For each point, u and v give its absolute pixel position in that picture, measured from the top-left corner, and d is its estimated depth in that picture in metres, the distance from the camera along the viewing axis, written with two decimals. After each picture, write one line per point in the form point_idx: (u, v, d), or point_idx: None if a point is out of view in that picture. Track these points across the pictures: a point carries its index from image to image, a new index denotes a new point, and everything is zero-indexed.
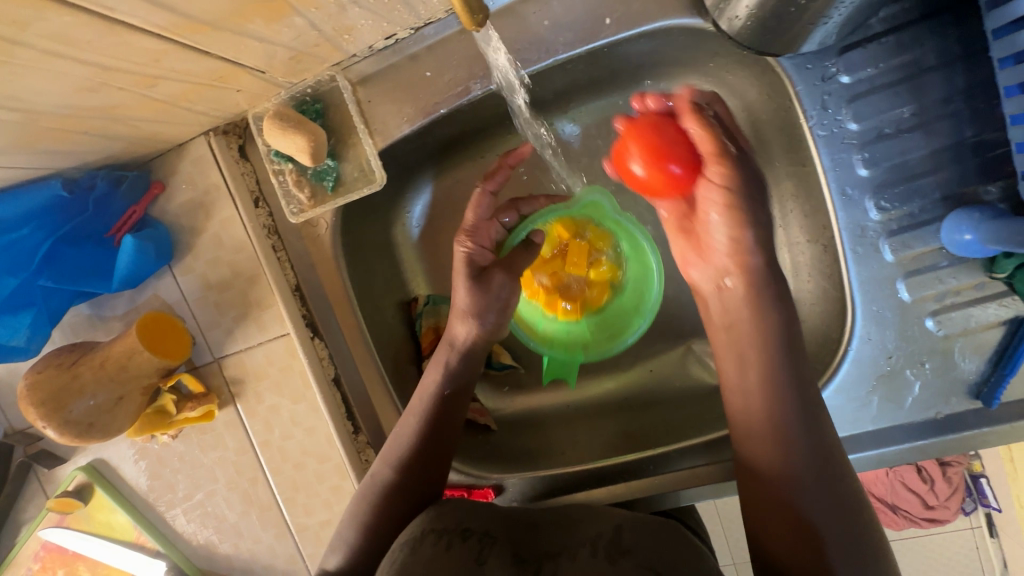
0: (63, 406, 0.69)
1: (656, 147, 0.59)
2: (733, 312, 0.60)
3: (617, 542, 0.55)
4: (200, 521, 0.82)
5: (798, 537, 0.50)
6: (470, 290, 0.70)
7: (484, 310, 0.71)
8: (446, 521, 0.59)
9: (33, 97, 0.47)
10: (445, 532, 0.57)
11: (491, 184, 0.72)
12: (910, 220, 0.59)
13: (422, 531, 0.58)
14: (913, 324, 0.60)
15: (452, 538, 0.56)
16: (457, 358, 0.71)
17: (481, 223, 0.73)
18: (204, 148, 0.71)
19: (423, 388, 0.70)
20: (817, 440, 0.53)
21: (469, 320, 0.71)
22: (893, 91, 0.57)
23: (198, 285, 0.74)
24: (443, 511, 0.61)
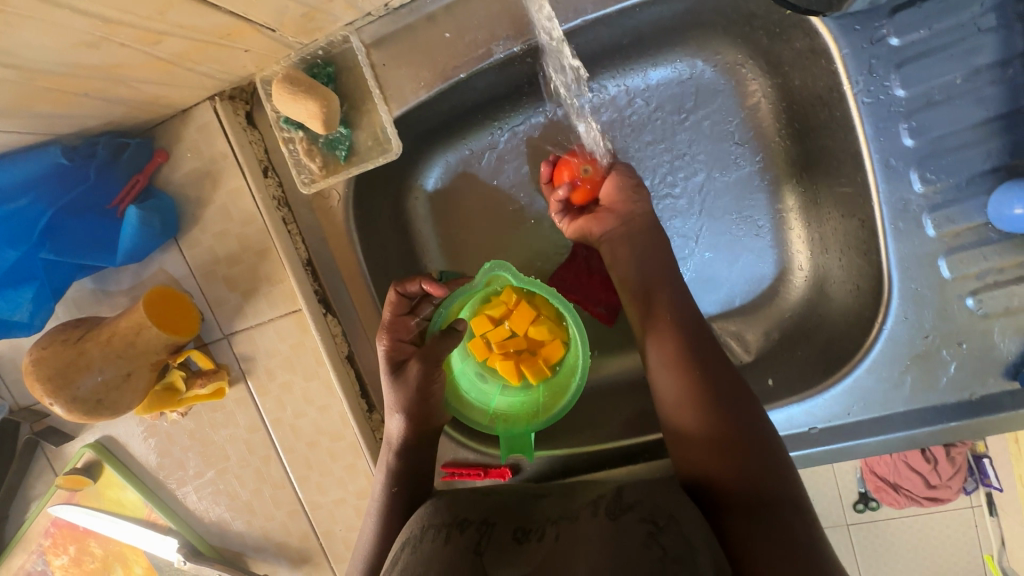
0: (70, 382, 0.66)
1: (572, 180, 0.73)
2: (661, 294, 0.64)
3: (619, 500, 0.52)
4: (212, 498, 0.81)
5: (749, 481, 0.52)
6: (392, 388, 0.68)
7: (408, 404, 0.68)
8: (443, 515, 0.56)
9: (29, 52, 0.43)
10: (444, 525, 0.55)
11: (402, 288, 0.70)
12: (955, 193, 0.56)
13: (420, 529, 0.55)
14: (952, 302, 0.58)
15: (451, 530, 0.53)
16: (393, 455, 0.68)
17: (399, 320, 0.71)
18: (210, 114, 0.67)
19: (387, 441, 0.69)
20: (740, 396, 0.57)
21: (395, 416, 0.68)
22: (947, 54, 0.54)
23: (206, 258, 0.71)
24: (441, 505, 0.58)
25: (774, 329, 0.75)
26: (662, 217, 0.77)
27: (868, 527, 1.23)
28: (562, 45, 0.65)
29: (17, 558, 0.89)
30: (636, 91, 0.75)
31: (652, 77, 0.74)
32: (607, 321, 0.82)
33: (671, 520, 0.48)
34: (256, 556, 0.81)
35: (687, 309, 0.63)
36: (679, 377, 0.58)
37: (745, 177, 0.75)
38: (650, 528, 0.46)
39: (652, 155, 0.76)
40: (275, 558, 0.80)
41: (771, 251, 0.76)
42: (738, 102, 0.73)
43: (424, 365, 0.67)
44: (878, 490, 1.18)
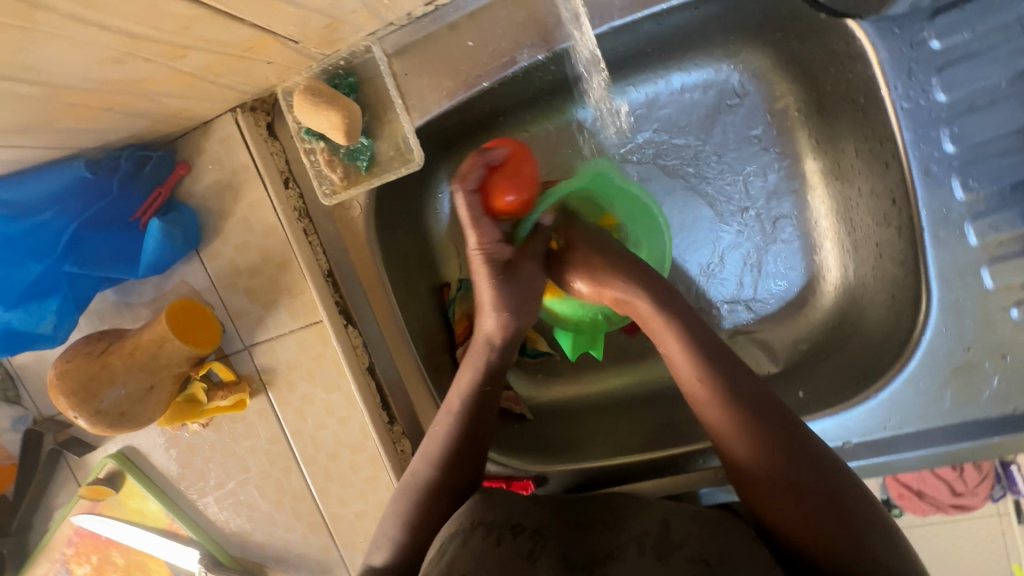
0: (94, 395, 0.66)
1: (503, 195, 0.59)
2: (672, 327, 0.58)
3: (666, 537, 0.51)
4: (233, 509, 0.81)
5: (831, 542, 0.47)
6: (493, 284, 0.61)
7: (513, 302, 0.62)
8: (494, 513, 0.54)
9: (56, 68, 0.43)
10: (496, 524, 0.53)
11: (468, 182, 0.57)
12: (1000, 201, 0.54)
13: (470, 522, 0.53)
14: (995, 314, 0.56)
15: (502, 533, 0.52)
16: (497, 353, 0.64)
17: (482, 221, 0.59)
18: (231, 126, 0.67)
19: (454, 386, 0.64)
20: (802, 440, 0.51)
21: (500, 314, 0.62)
22: (991, 57, 0.51)
23: (227, 269, 0.71)
24: (492, 499, 0.56)
25: (802, 339, 0.73)
26: (711, 224, 0.76)
27: None
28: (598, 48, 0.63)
29: (40, 567, 0.89)
30: (661, 97, 0.74)
31: (676, 82, 0.73)
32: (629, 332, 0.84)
33: (723, 560, 0.47)
34: (276, 567, 0.81)
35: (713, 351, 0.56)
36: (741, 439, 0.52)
37: (771, 184, 0.74)
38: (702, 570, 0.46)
39: (679, 163, 0.75)
40: (295, 569, 0.80)
41: (798, 259, 0.74)
42: (763, 109, 0.72)
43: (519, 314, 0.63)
44: (901, 497, 1.14)
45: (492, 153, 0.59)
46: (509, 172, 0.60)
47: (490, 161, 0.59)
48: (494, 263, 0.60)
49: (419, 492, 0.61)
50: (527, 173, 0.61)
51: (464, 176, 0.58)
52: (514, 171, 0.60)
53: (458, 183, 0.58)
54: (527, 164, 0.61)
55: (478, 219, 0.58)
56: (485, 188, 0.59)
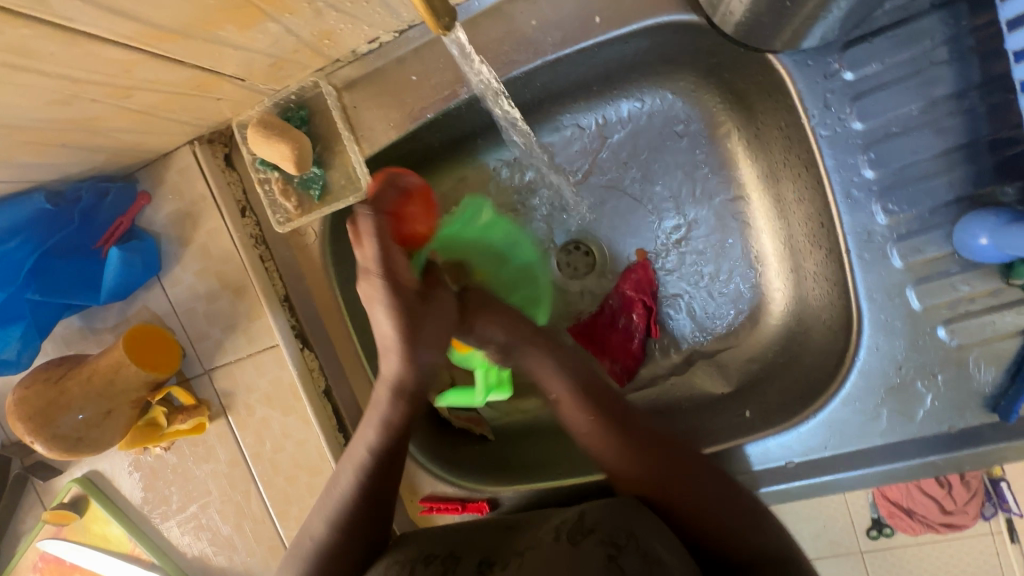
0: (51, 420, 0.67)
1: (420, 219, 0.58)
2: (549, 367, 0.62)
3: (580, 524, 0.51)
4: (195, 533, 0.81)
5: (693, 519, 0.53)
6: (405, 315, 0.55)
7: (421, 331, 0.55)
8: (410, 550, 0.56)
9: (2, 110, 0.46)
10: (409, 560, 0.55)
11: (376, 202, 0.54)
12: (919, 223, 0.56)
13: (387, 564, 0.55)
14: (924, 333, 0.57)
15: (415, 564, 0.54)
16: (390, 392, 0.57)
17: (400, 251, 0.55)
18: (190, 158, 0.69)
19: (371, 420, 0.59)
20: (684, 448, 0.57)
21: (403, 341, 0.54)
22: (901, 87, 0.54)
23: (187, 295, 0.73)
24: (406, 539, 0.58)
25: (753, 359, 0.74)
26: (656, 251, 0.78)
27: (882, 554, 1.17)
28: (505, 93, 0.66)
29: None
30: (606, 126, 0.77)
31: (623, 109, 0.75)
32: (618, 379, 0.79)
33: (631, 538, 0.48)
34: None
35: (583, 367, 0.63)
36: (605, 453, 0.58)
37: (716, 208, 0.76)
38: (610, 550, 0.46)
39: (626, 190, 0.78)
40: None
41: (745, 279, 0.76)
42: (705, 134, 0.74)
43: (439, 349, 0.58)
44: (890, 516, 1.13)
45: (404, 180, 0.59)
46: (419, 204, 0.59)
47: (399, 182, 0.58)
48: (393, 273, 0.52)
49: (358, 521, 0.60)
50: (426, 222, 0.60)
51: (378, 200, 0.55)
52: (421, 206, 0.60)
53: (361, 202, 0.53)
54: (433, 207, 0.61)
55: (387, 247, 0.51)
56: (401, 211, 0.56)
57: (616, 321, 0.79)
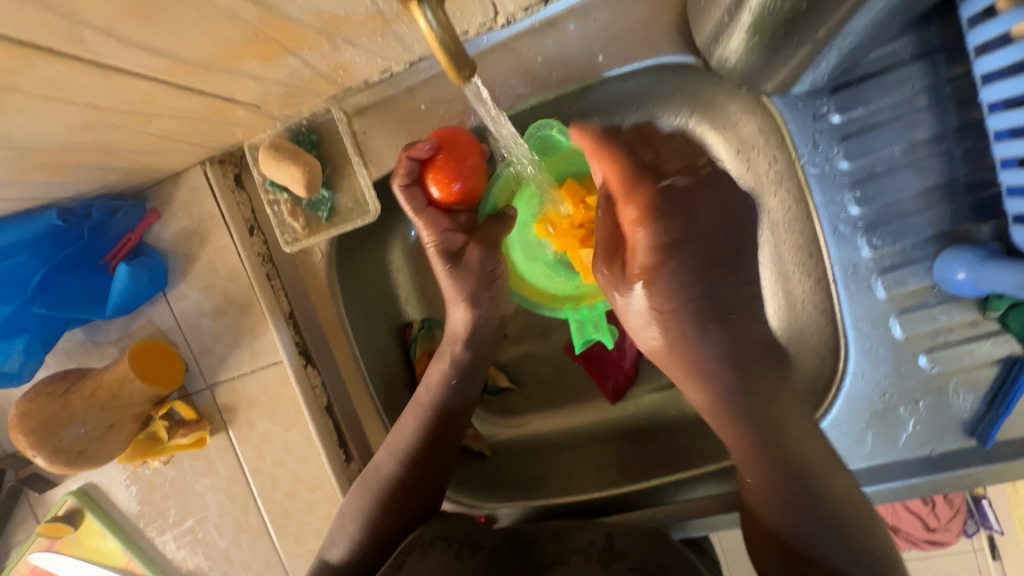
0: (52, 434, 0.68)
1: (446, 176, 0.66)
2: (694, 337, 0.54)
3: (611, 546, 0.60)
4: (191, 547, 0.82)
5: (784, 555, 0.54)
6: (451, 276, 0.69)
7: (477, 293, 0.70)
8: (456, 532, 0.65)
9: (27, 136, 0.47)
10: (454, 541, 0.63)
11: (403, 177, 0.66)
12: (902, 257, 0.59)
13: (430, 538, 0.64)
14: (906, 361, 0.60)
15: (460, 548, 0.62)
16: (463, 346, 0.71)
17: (430, 213, 0.68)
18: (200, 178, 0.71)
19: (428, 378, 0.72)
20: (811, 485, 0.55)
21: (463, 310, 0.70)
22: (885, 130, 0.57)
23: (192, 311, 0.74)
24: (446, 522, 0.67)
25: None
26: None
27: None
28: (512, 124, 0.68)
29: None
30: None
31: None
32: (610, 399, 0.84)
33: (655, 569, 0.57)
34: None
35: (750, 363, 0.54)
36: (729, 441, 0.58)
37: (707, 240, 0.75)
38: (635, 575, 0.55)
39: None
40: None
41: None
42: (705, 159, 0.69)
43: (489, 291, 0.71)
44: None
45: (420, 147, 0.64)
46: (446, 164, 0.66)
47: (416, 155, 0.65)
48: (443, 254, 0.68)
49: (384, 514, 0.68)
50: (468, 167, 0.67)
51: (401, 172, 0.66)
52: (451, 160, 0.66)
53: (398, 178, 0.66)
54: (469, 156, 0.67)
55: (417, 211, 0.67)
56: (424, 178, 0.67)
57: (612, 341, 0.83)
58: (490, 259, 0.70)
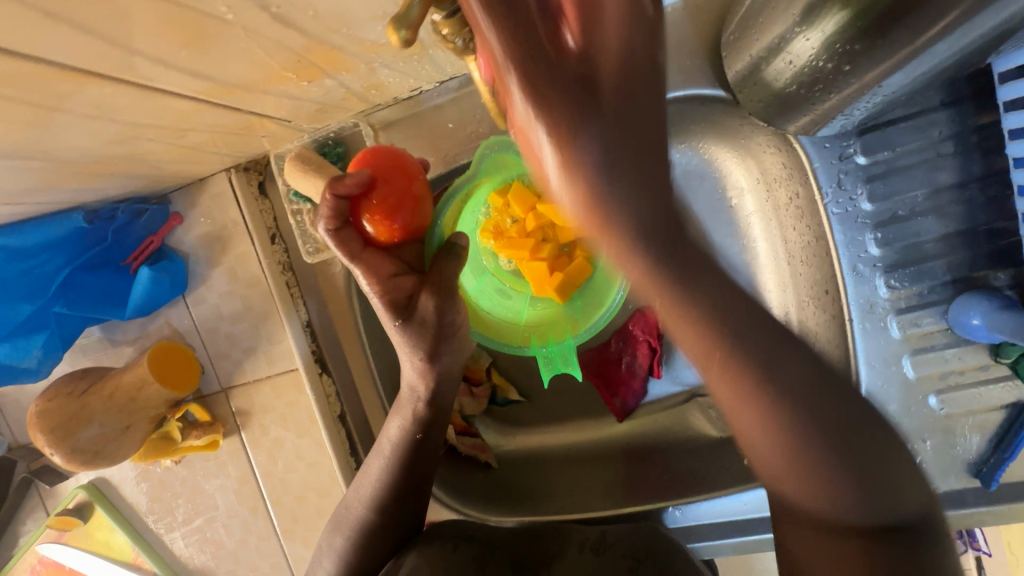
0: (71, 433, 0.68)
1: (386, 207, 0.54)
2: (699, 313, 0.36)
3: (602, 540, 0.66)
4: (198, 545, 0.83)
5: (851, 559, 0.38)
6: (404, 333, 0.59)
7: (439, 352, 0.62)
8: (449, 529, 0.68)
9: (64, 149, 0.47)
10: (450, 536, 0.66)
11: (329, 223, 0.52)
12: (919, 299, 0.60)
13: (427, 535, 0.67)
14: (917, 400, 0.61)
15: (457, 542, 0.66)
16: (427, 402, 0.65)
17: (371, 261, 0.56)
18: (224, 185, 0.71)
19: (388, 431, 0.67)
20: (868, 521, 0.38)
21: (419, 365, 0.62)
22: (911, 173, 0.58)
23: (210, 315, 0.75)
24: (445, 522, 0.70)
25: None
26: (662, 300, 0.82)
27: None
28: None
29: None
30: None
31: None
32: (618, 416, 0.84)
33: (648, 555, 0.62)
34: None
35: (795, 358, 0.39)
36: (756, 411, 0.38)
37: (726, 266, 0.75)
38: (631, 563, 0.61)
39: None
40: None
41: None
42: (721, 191, 0.73)
43: (451, 344, 0.62)
44: None
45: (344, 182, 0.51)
46: (381, 198, 0.54)
47: (344, 190, 0.51)
48: (392, 309, 0.58)
49: (384, 537, 0.67)
50: (400, 181, 0.54)
51: (326, 216, 0.53)
52: (386, 194, 0.54)
53: (322, 224, 0.53)
54: (410, 178, 0.55)
55: (353, 259, 0.55)
56: (356, 216, 0.54)
57: (622, 358, 0.84)
58: (450, 310, 0.59)
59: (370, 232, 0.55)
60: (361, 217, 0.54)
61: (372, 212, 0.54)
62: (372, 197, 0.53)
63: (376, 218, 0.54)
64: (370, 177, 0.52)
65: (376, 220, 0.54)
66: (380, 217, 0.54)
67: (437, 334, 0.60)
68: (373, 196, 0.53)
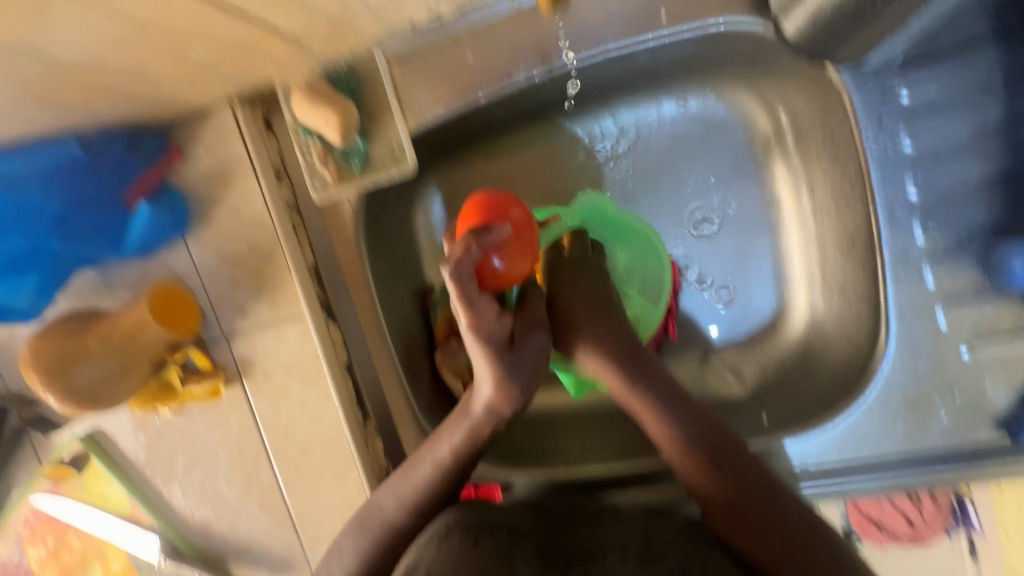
0: (65, 371, 0.65)
1: (512, 253, 0.58)
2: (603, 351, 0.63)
3: (649, 545, 0.54)
4: (198, 498, 0.81)
5: None
6: (500, 364, 0.58)
7: (526, 378, 0.60)
8: (473, 514, 0.58)
9: (60, 48, 0.43)
10: (473, 526, 0.57)
11: (463, 269, 0.51)
12: (955, 246, 0.58)
13: (447, 526, 0.57)
14: (949, 353, 0.59)
15: (479, 534, 0.56)
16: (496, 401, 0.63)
17: (490, 308, 0.55)
18: (228, 117, 0.68)
19: (439, 444, 0.64)
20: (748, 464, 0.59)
21: (507, 393, 0.60)
22: (953, 112, 0.55)
23: (212, 257, 0.72)
24: (472, 505, 0.60)
25: (769, 364, 0.76)
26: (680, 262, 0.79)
27: None
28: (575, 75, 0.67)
29: None
30: (648, 127, 0.77)
31: (664, 111, 0.76)
32: None
33: (704, 570, 0.52)
34: (238, 560, 0.81)
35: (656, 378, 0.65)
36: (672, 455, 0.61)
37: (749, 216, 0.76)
38: None
39: (663, 190, 0.78)
40: (257, 562, 0.81)
41: (772, 290, 0.76)
42: (746, 142, 0.75)
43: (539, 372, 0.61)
44: None
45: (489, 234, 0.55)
46: (513, 247, 0.59)
47: (485, 241, 0.54)
48: (497, 345, 0.57)
49: (404, 499, 0.63)
50: (526, 235, 0.61)
51: (461, 262, 0.51)
52: (519, 246, 0.59)
53: (453, 270, 0.51)
54: (524, 232, 0.61)
55: (480, 310, 0.54)
56: (484, 264, 0.56)
57: None
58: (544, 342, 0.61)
59: (495, 278, 0.58)
60: (488, 264, 0.57)
61: (500, 261, 0.57)
62: (499, 247, 0.57)
63: (500, 265, 0.57)
64: (503, 230, 0.57)
65: (502, 269, 0.58)
66: (505, 263, 0.58)
67: (528, 365, 0.60)
68: (502, 246, 0.57)
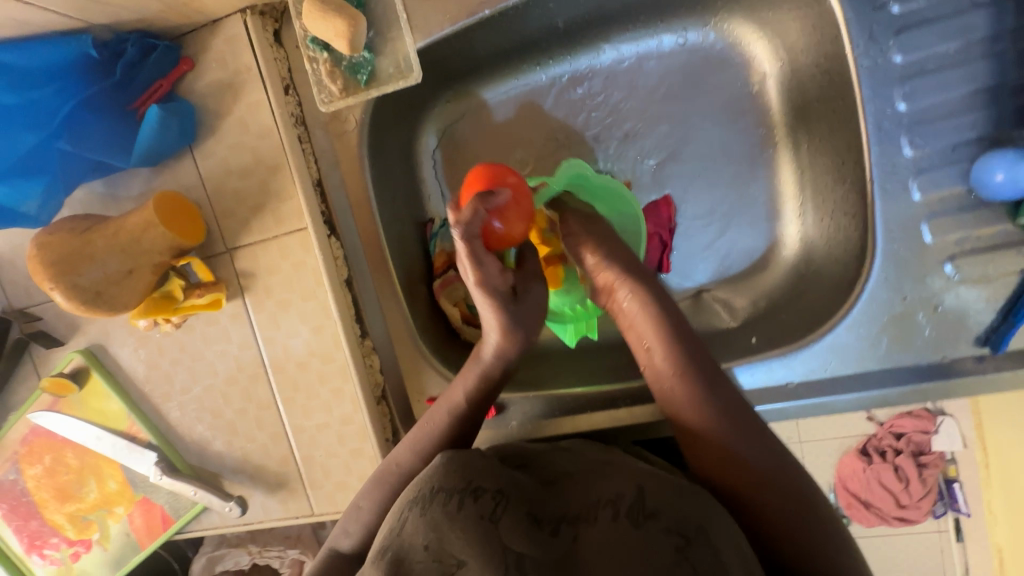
0: (74, 270, 0.67)
1: (511, 215, 0.62)
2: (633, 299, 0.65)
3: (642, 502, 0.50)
4: (196, 415, 0.82)
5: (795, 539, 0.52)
6: (504, 314, 0.62)
7: (528, 326, 0.64)
8: (452, 476, 0.52)
9: None
10: (455, 490, 0.51)
11: (468, 224, 0.55)
12: (942, 159, 0.59)
13: (430, 488, 0.52)
14: (934, 269, 0.61)
15: (463, 498, 0.50)
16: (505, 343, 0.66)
17: (494, 263, 0.59)
18: (239, 27, 0.69)
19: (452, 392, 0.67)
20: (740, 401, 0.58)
21: (506, 338, 0.64)
22: (942, 26, 0.58)
23: (218, 169, 0.73)
24: (456, 462, 0.54)
25: (762, 295, 0.77)
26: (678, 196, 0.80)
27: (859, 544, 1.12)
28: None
29: None
30: (648, 59, 0.79)
31: (664, 43, 0.78)
32: None
33: (699, 531, 0.47)
34: (233, 477, 0.82)
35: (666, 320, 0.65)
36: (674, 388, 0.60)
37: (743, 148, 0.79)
38: (678, 541, 0.46)
39: (661, 123, 0.80)
40: (252, 481, 0.82)
41: (764, 222, 0.79)
42: (745, 77, 0.78)
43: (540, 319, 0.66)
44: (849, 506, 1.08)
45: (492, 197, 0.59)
46: (513, 210, 0.62)
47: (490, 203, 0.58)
48: (504, 295, 0.61)
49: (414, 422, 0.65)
50: (524, 204, 0.64)
51: (469, 222, 0.55)
52: (516, 209, 0.62)
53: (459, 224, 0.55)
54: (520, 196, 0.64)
55: (485, 264, 0.58)
56: (488, 226, 0.59)
57: None
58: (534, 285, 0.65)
59: (498, 240, 0.61)
60: (491, 226, 0.59)
61: (501, 224, 0.60)
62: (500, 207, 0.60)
63: (502, 228, 0.61)
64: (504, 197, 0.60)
65: (506, 232, 0.61)
66: (506, 225, 0.61)
67: (529, 313, 0.64)
68: (506, 210, 0.61)
